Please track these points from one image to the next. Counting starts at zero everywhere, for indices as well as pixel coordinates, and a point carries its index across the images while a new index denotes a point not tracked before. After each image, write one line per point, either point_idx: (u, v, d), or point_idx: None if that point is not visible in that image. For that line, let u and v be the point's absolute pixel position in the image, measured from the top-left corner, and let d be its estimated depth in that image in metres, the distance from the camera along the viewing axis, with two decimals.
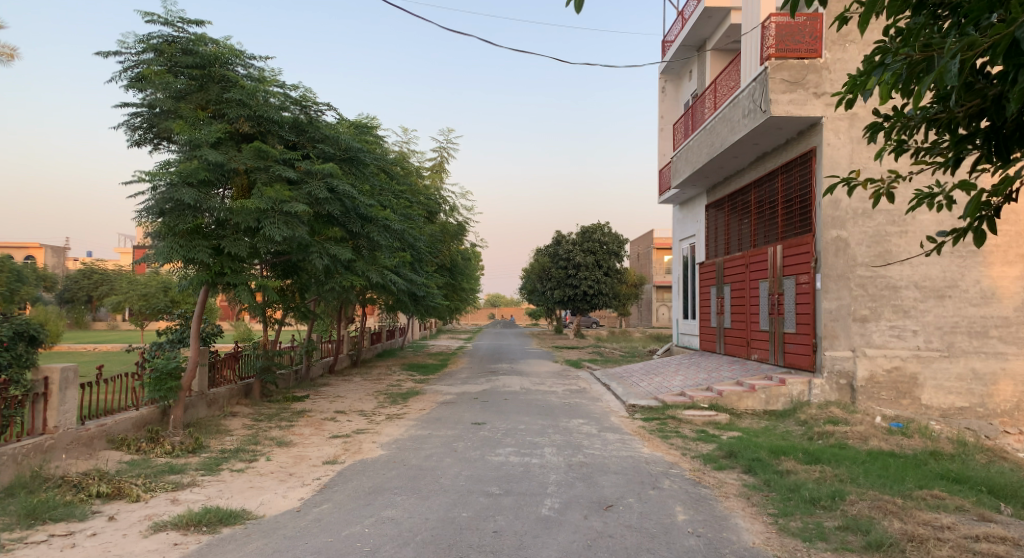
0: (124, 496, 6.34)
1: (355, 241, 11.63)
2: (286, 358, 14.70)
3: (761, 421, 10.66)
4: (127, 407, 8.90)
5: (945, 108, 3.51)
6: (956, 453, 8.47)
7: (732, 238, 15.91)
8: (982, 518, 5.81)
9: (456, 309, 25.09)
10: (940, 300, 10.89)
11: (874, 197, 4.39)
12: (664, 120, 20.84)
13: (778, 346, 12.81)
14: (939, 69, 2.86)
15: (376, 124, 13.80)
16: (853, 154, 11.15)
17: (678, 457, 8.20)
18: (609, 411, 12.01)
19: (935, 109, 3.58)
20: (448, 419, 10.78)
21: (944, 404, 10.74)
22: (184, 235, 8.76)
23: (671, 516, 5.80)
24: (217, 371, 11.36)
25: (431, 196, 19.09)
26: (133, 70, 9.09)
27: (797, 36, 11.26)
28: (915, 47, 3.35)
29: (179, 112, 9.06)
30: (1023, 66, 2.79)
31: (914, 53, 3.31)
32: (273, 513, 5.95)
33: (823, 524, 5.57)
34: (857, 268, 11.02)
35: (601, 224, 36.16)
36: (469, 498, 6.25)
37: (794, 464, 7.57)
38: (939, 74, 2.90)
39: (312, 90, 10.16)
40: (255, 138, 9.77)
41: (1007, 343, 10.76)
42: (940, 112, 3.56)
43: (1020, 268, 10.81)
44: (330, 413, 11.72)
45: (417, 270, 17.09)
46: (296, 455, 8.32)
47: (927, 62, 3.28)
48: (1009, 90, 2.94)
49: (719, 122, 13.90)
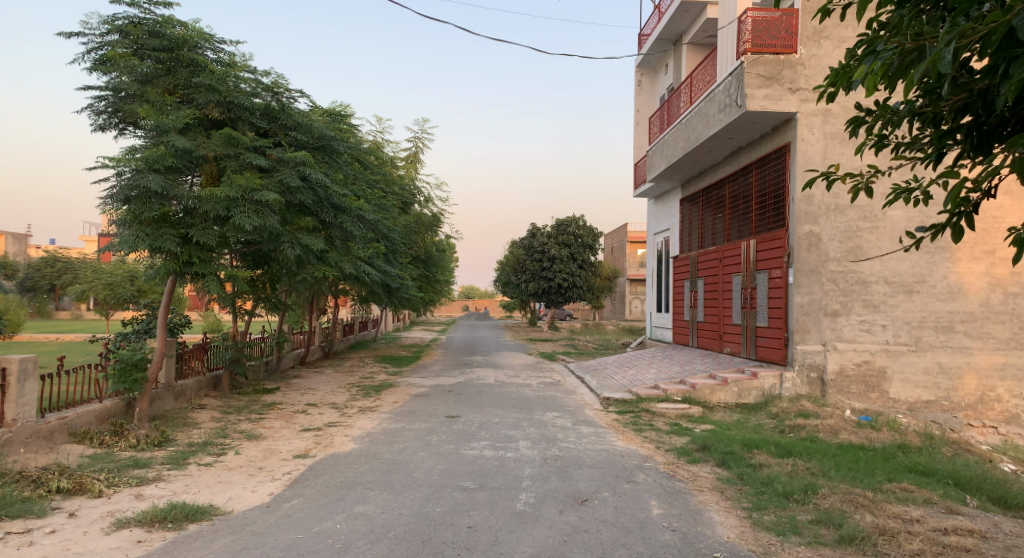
0: (86, 492, 6.13)
1: (328, 231, 11.42)
2: (257, 350, 14.43)
3: (733, 414, 10.75)
4: (90, 399, 8.63)
5: (931, 101, 3.52)
6: (923, 446, 8.63)
7: (706, 232, 16.01)
8: (950, 511, 5.91)
9: (430, 301, 24.91)
10: (908, 296, 11.07)
11: (853, 191, 4.39)
12: (640, 113, 20.85)
13: (750, 340, 12.94)
14: (932, 56, 2.82)
15: (350, 112, 13.54)
16: (827, 150, 11.25)
17: (652, 450, 8.22)
18: (583, 404, 12.00)
19: (920, 103, 3.58)
20: (422, 412, 10.67)
21: (911, 397, 10.95)
22: (150, 223, 8.48)
23: (646, 510, 5.79)
24: (185, 362, 11.09)
25: (404, 187, 18.89)
26: (96, 51, 8.77)
27: (773, 31, 11.31)
28: (905, 37, 3.31)
29: (145, 96, 8.77)
30: (1015, 57, 2.79)
31: (905, 42, 3.26)
32: (242, 508, 5.80)
33: (797, 517, 5.61)
34: (829, 263, 11.16)
35: (576, 217, 36.17)
36: (443, 492, 6.16)
37: (766, 457, 7.63)
38: (932, 62, 2.86)
39: (285, 76, 9.93)
40: (225, 124, 9.51)
41: (973, 338, 10.98)
42: (925, 106, 3.56)
43: (986, 264, 11.03)
44: (301, 406, 11.53)
45: (391, 261, 16.89)
46: (265, 449, 8.15)
47: (919, 51, 3.23)
48: (998, 83, 2.96)
49: (695, 116, 13.93)
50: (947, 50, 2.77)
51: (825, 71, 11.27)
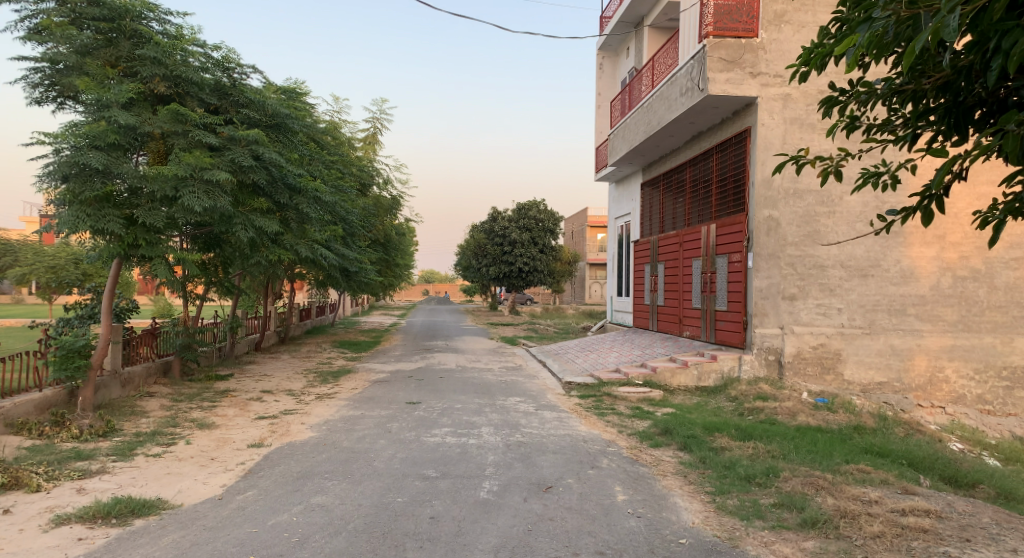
0: (23, 487, 5.74)
1: (282, 213, 11.03)
2: (209, 335, 13.92)
3: (694, 397, 10.83)
4: (29, 388, 8.15)
5: (912, 78, 3.46)
6: (878, 427, 8.82)
7: (666, 216, 16.07)
8: (905, 491, 6.02)
9: (389, 285, 24.47)
10: (863, 280, 11.29)
11: (823, 174, 4.33)
12: (602, 97, 20.75)
13: (710, 324, 13.05)
14: (937, 23, 2.74)
15: (306, 90, 13.07)
16: (786, 134, 11.32)
17: (615, 435, 8.18)
18: (546, 389, 11.94)
19: (901, 80, 3.52)
20: (381, 399, 10.46)
21: (864, 379, 11.22)
22: (92, 203, 7.96)
23: (610, 497, 5.73)
24: (132, 349, 10.61)
25: (363, 168, 18.45)
26: (30, 20, 8.16)
27: (734, 15, 11.29)
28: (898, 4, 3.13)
29: (84, 68, 8.21)
30: (1009, 30, 2.77)
31: (901, 9, 3.07)
32: (192, 502, 5.53)
33: (759, 501, 5.63)
34: (787, 247, 11.29)
35: (537, 201, 36.04)
36: (404, 482, 5.99)
37: (727, 440, 7.66)
38: (934, 31, 2.76)
39: (236, 51, 9.49)
40: (172, 100, 9.02)
41: (923, 320, 11.27)
42: (906, 83, 3.51)
43: (936, 249, 11.29)
44: (256, 393, 11.17)
45: (349, 244, 16.49)
46: (218, 438, 7.83)
47: (914, 20, 3.06)
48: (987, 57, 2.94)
49: (656, 100, 13.89)
50: (952, 18, 2.69)
51: (785, 55, 11.31)
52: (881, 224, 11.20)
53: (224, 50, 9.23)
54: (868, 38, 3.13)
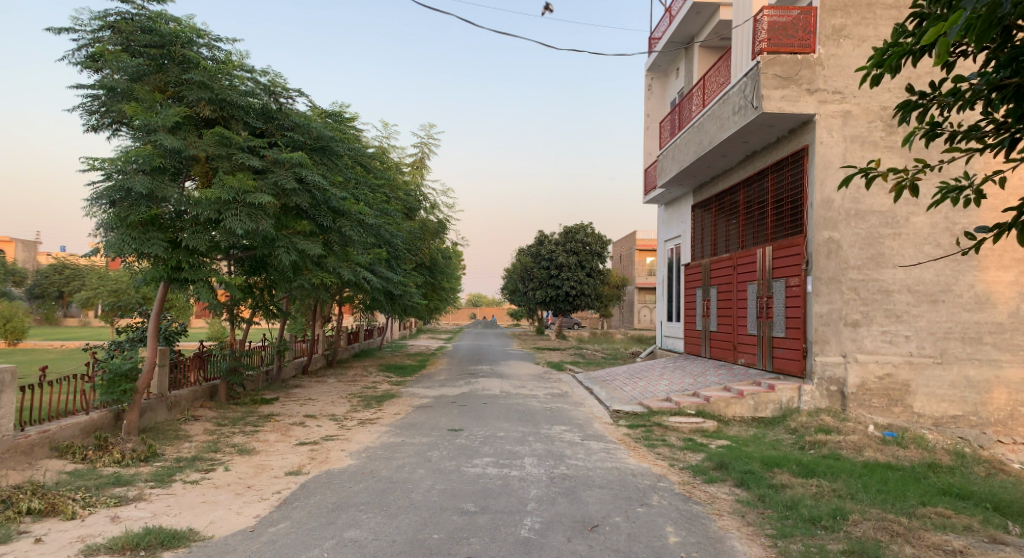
0: (59, 514, 5.70)
1: (326, 236, 11.07)
2: (257, 358, 14.02)
3: (750, 429, 10.27)
4: (76, 411, 8.24)
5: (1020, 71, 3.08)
6: (955, 465, 8.09)
7: (719, 238, 15.55)
8: (994, 541, 5.43)
9: (436, 309, 24.39)
10: (933, 306, 10.56)
11: (897, 189, 3.89)
12: (651, 118, 20.41)
13: (766, 351, 12.44)
14: None
15: (354, 115, 13.20)
16: (846, 152, 10.78)
17: (666, 469, 7.74)
18: (593, 417, 11.51)
19: (1005, 75, 3.13)
20: (424, 425, 10.24)
21: (936, 412, 10.44)
22: (138, 226, 8.11)
23: (661, 538, 5.32)
24: (179, 372, 10.72)
25: (409, 193, 18.58)
26: (86, 48, 8.41)
27: (790, 31, 10.90)
28: None
29: (134, 93, 8.42)
30: None
31: None
32: (223, 533, 5.38)
33: (826, 547, 5.11)
34: (849, 270, 10.68)
35: (584, 224, 35.67)
36: (442, 516, 5.71)
37: (788, 477, 7.11)
38: None
39: (282, 75, 9.61)
40: (217, 123, 9.14)
41: (1002, 350, 10.44)
42: (1011, 78, 3.12)
43: (1015, 273, 10.48)
44: (299, 417, 11.09)
45: (394, 267, 16.49)
46: (257, 465, 7.72)
47: None
48: None
49: (707, 119, 13.50)
50: None
51: (845, 71, 10.81)
52: (968, 243, 10.47)
53: (271, 73, 9.35)
54: (971, 18, 2.76)
